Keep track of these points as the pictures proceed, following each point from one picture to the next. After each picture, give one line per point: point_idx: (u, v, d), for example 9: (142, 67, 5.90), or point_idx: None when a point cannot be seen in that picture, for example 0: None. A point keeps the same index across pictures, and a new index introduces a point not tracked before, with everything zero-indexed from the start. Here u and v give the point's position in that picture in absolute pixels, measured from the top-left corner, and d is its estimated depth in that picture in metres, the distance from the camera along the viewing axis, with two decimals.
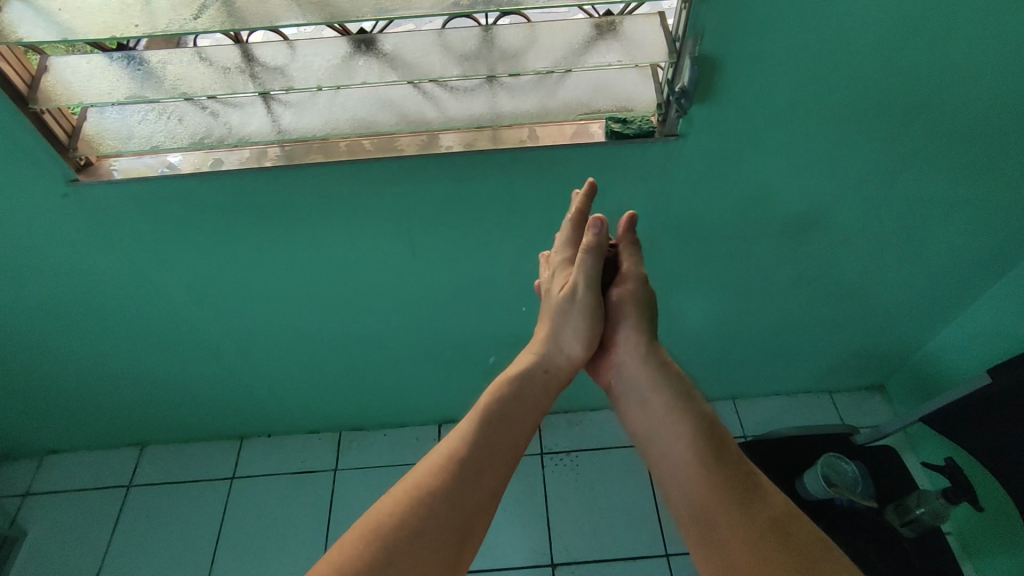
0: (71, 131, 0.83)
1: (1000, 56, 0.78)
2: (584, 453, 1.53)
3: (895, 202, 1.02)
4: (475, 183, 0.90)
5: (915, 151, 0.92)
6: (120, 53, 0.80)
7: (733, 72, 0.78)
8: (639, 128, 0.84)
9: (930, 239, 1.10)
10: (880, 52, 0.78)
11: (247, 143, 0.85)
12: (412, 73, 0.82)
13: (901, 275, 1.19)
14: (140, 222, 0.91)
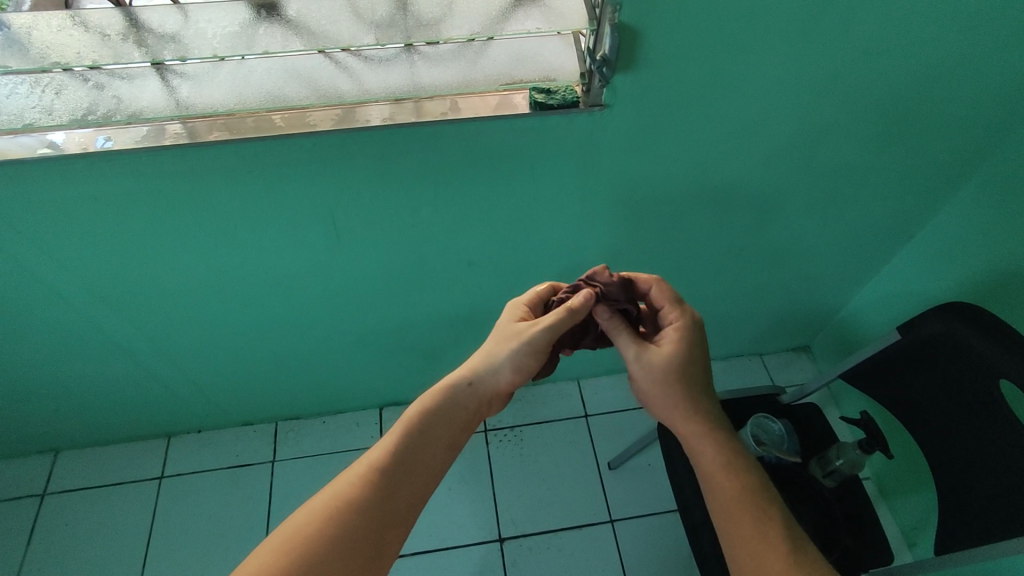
0: None
1: (904, 23, 0.81)
2: (528, 428, 1.53)
3: (815, 168, 1.05)
4: (397, 159, 0.85)
5: (830, 118, 0.95)
6: None
7: (656, 38, 0.77)
8: (563, 98, 0.81)
9: (846, 204, 1.15)
10: (795, 19, 0.78)
11: (140, 119, 0.77)
12: (319, 39, 0.76)
13: (822, 239, 1.24)
14: (21, 210, 0.82)
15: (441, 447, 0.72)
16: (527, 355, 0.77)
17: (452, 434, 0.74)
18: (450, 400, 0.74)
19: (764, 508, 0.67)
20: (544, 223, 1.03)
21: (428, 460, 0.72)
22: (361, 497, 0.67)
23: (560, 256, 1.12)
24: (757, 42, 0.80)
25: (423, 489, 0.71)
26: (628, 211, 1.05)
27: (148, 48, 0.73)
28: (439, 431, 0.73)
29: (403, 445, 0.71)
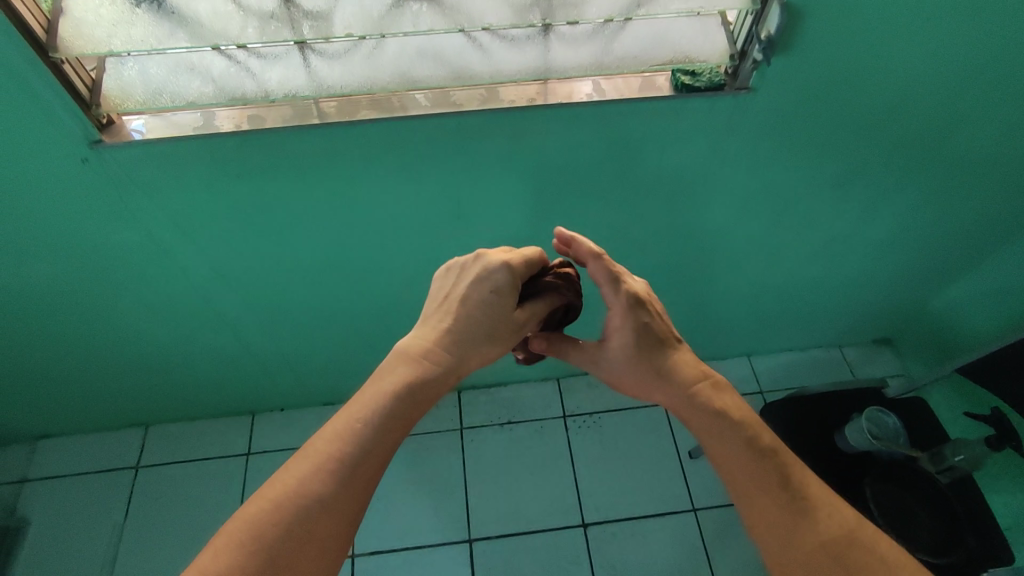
0: (91, 85, 0.75)
1: None
2: (607, 414, 1.53)
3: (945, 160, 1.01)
4: (532, 141, 0.85)
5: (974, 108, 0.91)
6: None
7: (816, 22, 0.75)
8: (709, 81, 0.80)
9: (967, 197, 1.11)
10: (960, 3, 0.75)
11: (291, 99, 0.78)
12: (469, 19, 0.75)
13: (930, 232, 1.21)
14: (167, 188, 0.84)
15: (371, 452, 0.59)
16: (462, 350, 0.67)
17: (390, 439, 0.60)
18: (387, 400, 0.61)
19: (760, 472, 0.62)
20: (659, 208, 1.02)
21: (360, 469, 0.58)
22: (276, 521, 0.54)
23: (666, 243, 1.11)
24: (917, 28, 0.77)
25: (358, 507, 0.58)
26: (744, 199, 1.03)
27: (298, 28, 0.73)
28: (372, 437, 0.59)
29: (323, 459, 0.57)
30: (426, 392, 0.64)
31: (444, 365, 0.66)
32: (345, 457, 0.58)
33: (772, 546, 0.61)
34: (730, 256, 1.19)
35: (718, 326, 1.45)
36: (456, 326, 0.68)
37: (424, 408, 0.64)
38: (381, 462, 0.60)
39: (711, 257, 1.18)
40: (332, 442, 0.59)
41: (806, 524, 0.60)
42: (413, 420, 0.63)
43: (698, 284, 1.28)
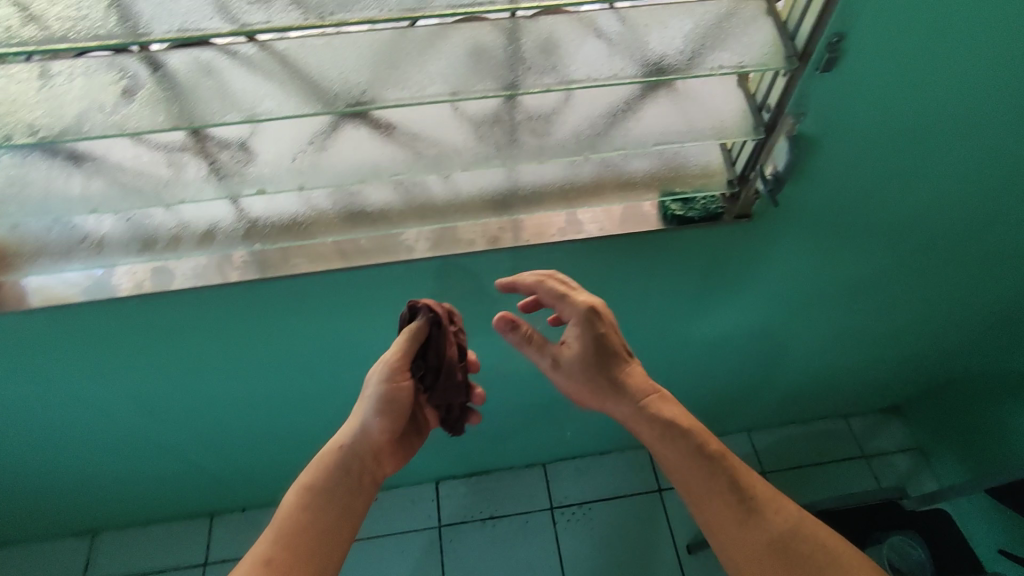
0: None
1: None
2: (598, 504, 1.39)
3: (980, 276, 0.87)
4: (497, 268, 0.72)
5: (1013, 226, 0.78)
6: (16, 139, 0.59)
7: (832, 149, 0.62)
8: (704, 210, 0.68)
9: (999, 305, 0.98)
10: (1009, 133, 0.62)
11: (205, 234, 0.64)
12: (416, 147, 0.62)
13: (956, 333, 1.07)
14: (65, 348, 0.70)
15: (308, 550, 0.58)
16: (372, 453, 0.67)
17: (328, 533, 0.60)
18: (312, 500, 0.61)
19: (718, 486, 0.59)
20: (648, 319, 0.89)
21: (300, 565, 0.57)
22: None
23: (658, 348, 0.98)
24: (953, 154, 0.64)
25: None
26: (747, 308, 0.90)
27: (225, 174, 0.60)
28: (304, 532, 0.59)
29: (258, 564, 0.55)
30: (354, 486, 0.64)
31: (363, 465, 0.66)
32: (280, 554, 0.57)
33: (733, 561, 0.58)
34: (730, 356, 1.06)
35: (718, 413, 1.32)
36: (359, 428, 0.68)
37: (359, 499, 0.63)
38: (320, 559, 0.58)
39: (709, 357, 1.05)
40: (266, 546, 0.57)
41: (740, 526, 0.58)
42: (350, 513, 0.62)
43: (695, 381, 1.15)
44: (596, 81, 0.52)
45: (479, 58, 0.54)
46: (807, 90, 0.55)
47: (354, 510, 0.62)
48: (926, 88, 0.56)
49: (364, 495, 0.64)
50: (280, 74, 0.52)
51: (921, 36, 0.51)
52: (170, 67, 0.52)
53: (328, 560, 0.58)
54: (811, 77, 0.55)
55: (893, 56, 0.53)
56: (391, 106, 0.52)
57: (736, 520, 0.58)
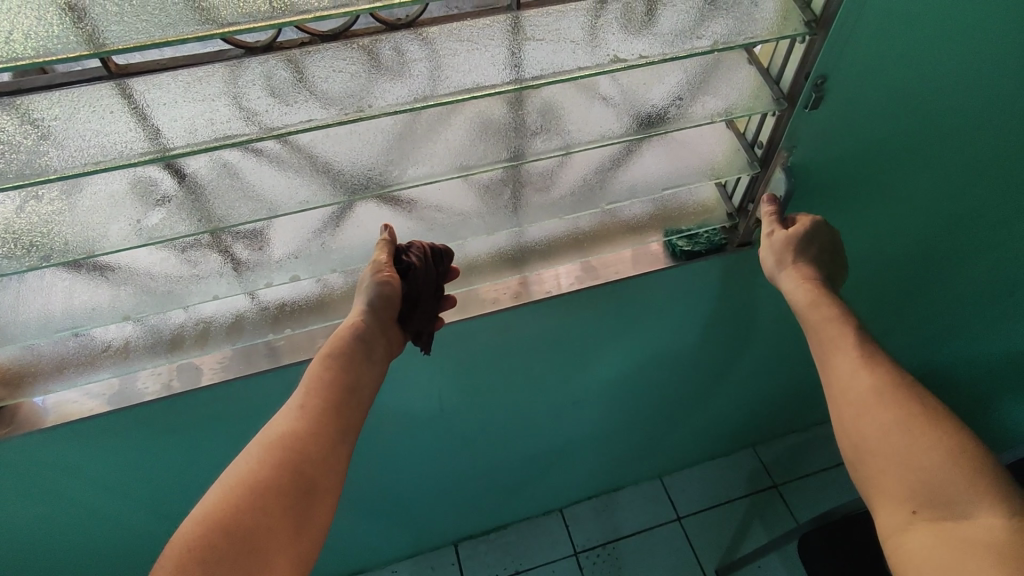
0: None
1: None
2: (621, 541, 1.37)
3: (960, 278, 0.92)
4: (515, 317, 0.74)
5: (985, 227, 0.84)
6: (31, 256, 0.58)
7: (818, 176, 0.67)
8: (709, 242, 0.72)
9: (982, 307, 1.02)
10: (972, 146, 0.68)
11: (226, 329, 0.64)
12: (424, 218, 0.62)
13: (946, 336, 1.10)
14: (83, 459, 0.67)
15: (299, 463, 0.47)
16: (356, 368, 0.55)
17: (322, 444, 0.49)
18: (302, 418, 0.50)
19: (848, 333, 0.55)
20: (658, 346, 0.92)
21: (291, 481, 0.46)
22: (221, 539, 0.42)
23: (668, 374, 1.01)
24: (924, 169, 0.70)
25: (304, 521, 0.46)
26: (749, 327, 0.94)
27: (247, 269, 0.60)
28: (294, 444, 0.48)
29: (245, 480, 0.45)
30: (344, 400, 0.53)
31: (351, 379, 0.54)
32: (268, 471, 0.46)
33: (837, 398, 0.53)
34: (736, 374, 1.09)
35: (725, 432, 1.35)
36: (342, 340, 0.55)
37: (351, 415, 0.53)
38: (315, 470, 0.47)
39: (715, 379, 1.08)
40: (251, 463, 0.47)
41: (847, 363, 0.53)
42: (341, 425, 0.52)
43: (704, 404, 1.17)
44: (606, 141, 0.56)
45: (489, 128, 0.57)
46: (793, 128, 0.59)
47: (346, 424, 0.52)
48: (896, 115, 0.61)
49: (357, 411, 0.54)
50: (307, 167, 0.54)
51: (894, 73, 0.57)
52: (197, 172, 0.54)
53: (323, 474, 0.48)
54: (799, 115, 0.58)
55: (870, 91, 0.58)
56: (416, 185, 0.54)
57: (839, 346, 0.54)
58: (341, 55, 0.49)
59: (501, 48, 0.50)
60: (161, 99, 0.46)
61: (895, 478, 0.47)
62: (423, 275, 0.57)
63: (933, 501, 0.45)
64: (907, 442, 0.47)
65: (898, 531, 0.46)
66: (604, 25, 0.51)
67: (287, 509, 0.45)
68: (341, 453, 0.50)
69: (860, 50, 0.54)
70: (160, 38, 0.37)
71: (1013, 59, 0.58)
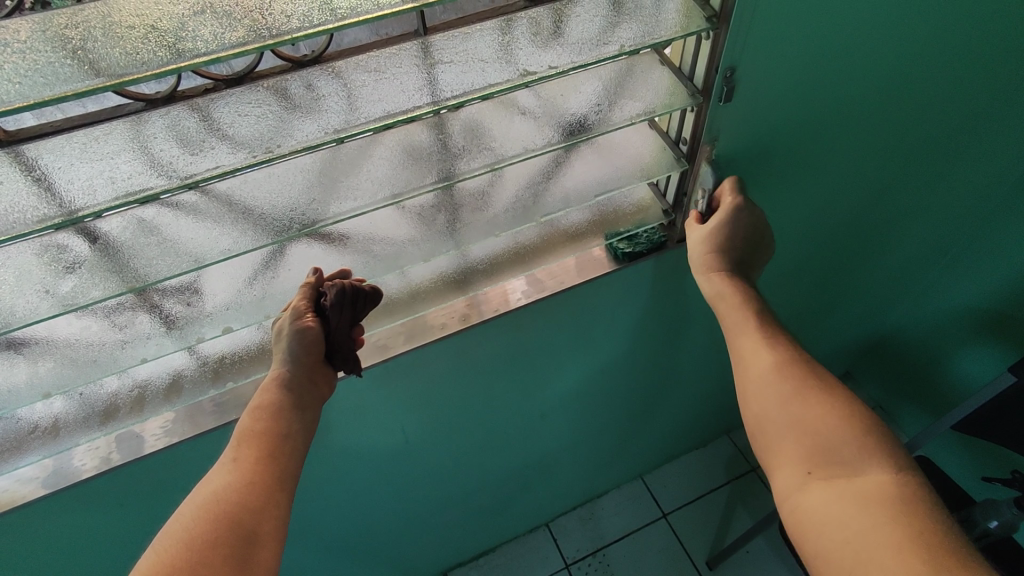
0: None
1: (987, 101, 0.75)
2: (610, 547, 1.36)
3: (892, 245, 0.96)
4: (468, 340, 0.74)
5: (908, 196, 0.87)
6: None
7: (742, 165, 0.68)
8: (648, 242, 0.72)
9: (917, 272, 1.06)
10: (879, 120, 0.71)
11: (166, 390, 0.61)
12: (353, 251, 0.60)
13: (889, 302, 1.14)
14: (22, 549, 0.63)
15: (235, 514, 0.44)
16: (288, 420, 0.53)
17: (258, 491, 0.47)
18: (236, 471, 0.48)
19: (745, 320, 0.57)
20: (616, 348, 0.92)
21: (228, 533, 0.43)
22: None
23: (631, 375, 1.02)
24: (840, 148, 0.73)
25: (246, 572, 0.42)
26: (702, 319, 0.96)
27: (177, 324, 0.57)
28: (229, 496, 0.45)
29: (175, 543, 0.42)
30: (280, 449, 0.51)
31: (284, 428, 0.53)
32: (205, 525, 0.43)
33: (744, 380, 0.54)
34: (699, 366, 1.11)
35: (697, 424, 1.36)
36: (273, 394, 0.54)
37: (287, 462, 0.51)
38: (252, 518, 0.45)
39: (679, 373, 1.09)
40: (183, 526, 0.44)
41: (750, 348, 0.56)
42: (279, 472, 0.49)
43: (672, 398, 1.18)
44: (532, 154, 0.56)
45: (413, 155, 0.56)
46: (712, 122, 0.61)
47: (285, 471, 0.50)
48: (804, 99, 0.63)
49: (292, 459, 0.52)
50: (228, 214, 0.52)
51: (798, 61, 0.59)
52: (110, 233, 0.51)
53: (262, 521, 0.45)
54: (715, 108, 0.59)
55: (779, 78, 0.60)
56: (343, 220, 0.53)
57: (749, 335, 0.57)
58: (246, 99, 0.47)
59: (411, 74, 0.50)
60: (55, 163, 0.44)
61: (797, 447, 0.49)
62: (339, 319, 0.55)
63: (833, 470, 0.46)
64: (808, 418, 0.49)
65: (798, 492, 0.47)
66: (512, 37, 0.51)
67: (228, 560, 0.42)
68: (279, 499, 0.48)
69: (761, 40, 0.55)
70: (36, 99, 0.36)
71: (904, 34, 0.61)
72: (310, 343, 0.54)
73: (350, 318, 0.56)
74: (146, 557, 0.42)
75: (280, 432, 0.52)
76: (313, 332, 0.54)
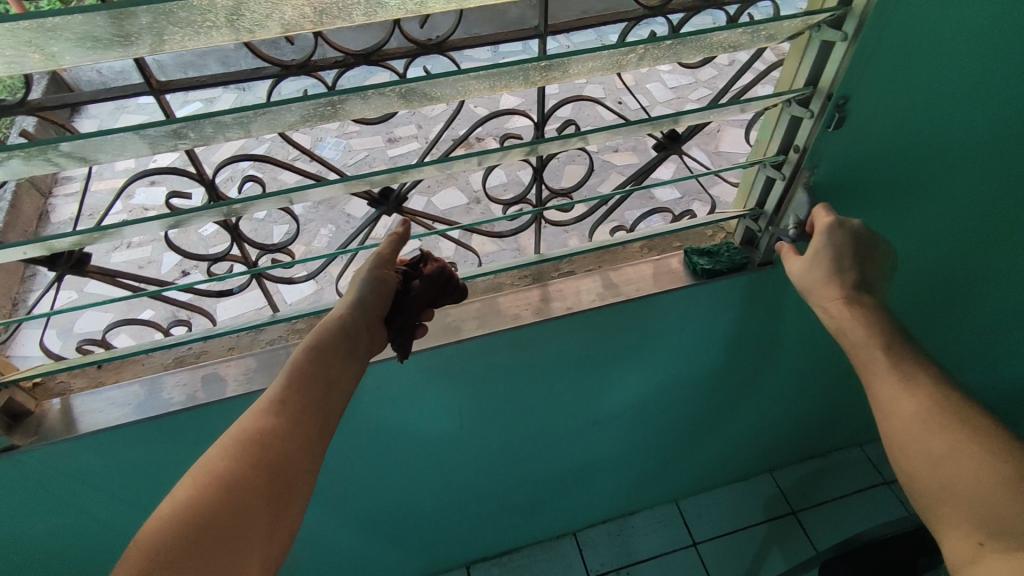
0: (30, 415, 0.62)
1: None
2: (636, 567, 1.34)
3: (980, 298, 0.92)
4: (536, 336, 0.75)
5: (1009, 250, 0.83)
6: (71, 258, 0.60)
7: (845, 197, 0.66)
8: (729, 260, 0.72)
9: (1003, 332, 1.01)
10: (992, 165, 0.68)
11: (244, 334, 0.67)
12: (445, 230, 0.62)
13: (967, 361, 1.09)
14: (101, 466, 0.67)
15: (269, 467, 0.47)
16: (339, 365, 0.53)
17: (295, 446, 0.49)
18: (277, 416, 0.49)
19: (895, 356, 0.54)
20: (676, 365, 0.92)
21: (262, 484, 0.46)
22: (188, 532, 0.42)
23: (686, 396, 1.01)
24: (946, 192, 0.70)
25: (275, 523, 0.46)
26: (767, 348, 0.94)
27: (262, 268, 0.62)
28: (265, 444, 0.48)
29: (211, 479, 0.45)
30: (322, 397, 0.52)
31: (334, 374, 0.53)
32: (237, 471, 0.46)
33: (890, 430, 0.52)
34: (756, 397, 1.08)
35: (742, 456, 1.33)
36: (336, 330, 0.54)
37: (327, 414, 0.52)
38: (286, 466, 0.48)
39: (733, 401, 1.07)
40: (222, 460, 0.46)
41: (900, 395, 0.52)
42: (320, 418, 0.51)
43: (722, 425, 1.16)
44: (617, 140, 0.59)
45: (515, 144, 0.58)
46: (816, 146, 0.60)
47: (321, 419, 0.51)
48: (918, 133, 0.62)
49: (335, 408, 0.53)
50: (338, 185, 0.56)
51: (916, 95, 0.58)
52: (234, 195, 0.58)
53: (291, 479, 0.48)
54: (822, 134, 0.59)
55: (893, 110, 0.59)
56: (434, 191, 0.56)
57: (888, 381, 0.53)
58: (380, 90, 0.51)
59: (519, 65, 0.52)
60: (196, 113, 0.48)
61: (945, 477, 0.48)
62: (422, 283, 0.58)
63: (998, 529, 0.45)
64: (968, 465, 0.47)
65: (967, 560, 0.45)
66: (640, 44, 0.53)
67: (256, 512, 0.45)
68: (313, 455, 0.50)
69: (881, 68, 0.54)
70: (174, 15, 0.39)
71: None
72: (382, 293, 0.56)
73: (431, 295, 0.58)
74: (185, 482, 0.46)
75: (329, 386, 0.52)
76: (385, 283, 0.56)
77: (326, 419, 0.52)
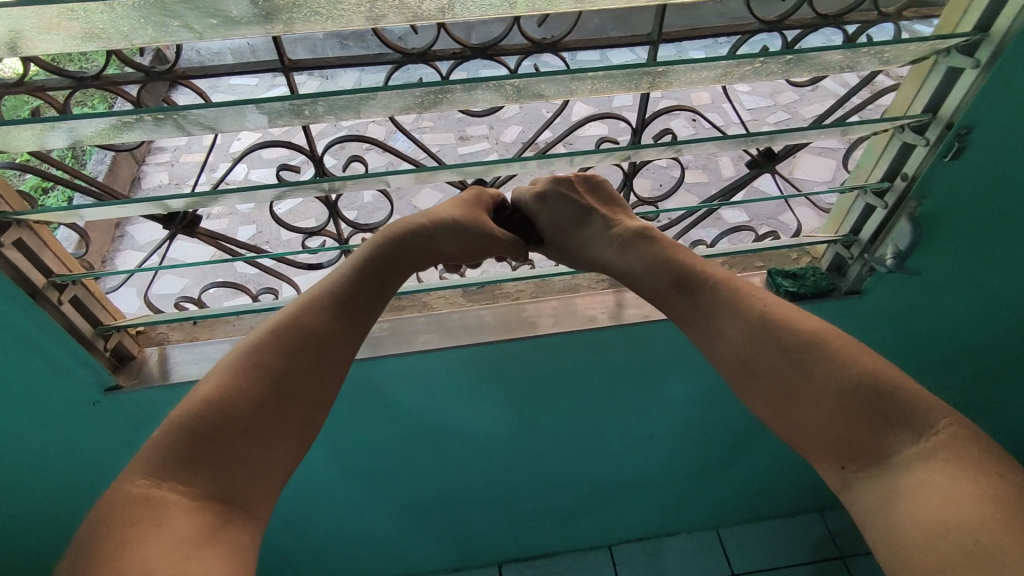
0: (129, 359, 0.66)
1: None
2: None
3: None
4: (607, 341, 0.75)
5: None
6: (183, 218, 0.65)
7: (952, 234, 0.63)
8: (815, 286, 0.70)
9: None
10: None
11: None
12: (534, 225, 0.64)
13: None
14: None
15: (264, 367, 0.50)
16: (374, 278, 0.57)
17: (294, 355, 0.51)
18: (291, 323, 0.53)
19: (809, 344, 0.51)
20: None
21: (252, 385, 0.49)
22: (183, 420, 0.47)
23: (741, 417, 0.99)
24: None
25: (264, 429, 0.49)
26: None
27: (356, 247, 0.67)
28: (266, 348, 0.51)
29: (215, 387, 0.49)
30: (340, 307, 0.55)
31: (349, 292, 0.55)
32: (241, 376, 0.50)
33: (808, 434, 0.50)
34: None
35: (793, 492, 1.29)
36: (377, 248, 0.58)
37: (335, 330, 0.53)
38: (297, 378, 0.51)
39: None
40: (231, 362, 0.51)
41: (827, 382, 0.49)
42: (339, 331, 0.54)
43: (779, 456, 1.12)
44: (714, 147, 0.59)
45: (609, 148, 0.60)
46: (928, 175, 0.58)
47: (333, 328, 0.54)
48: None
49: (349, 324, 0.54)
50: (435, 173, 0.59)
51: None
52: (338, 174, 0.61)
53: (281, 381, 0.50)
54: (936, 163, 0.57)
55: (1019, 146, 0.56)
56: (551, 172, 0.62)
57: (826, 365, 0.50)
58: (489, 84, 0.53)
59: (626, 74, 0.53)
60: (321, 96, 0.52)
61: (847, 445, 0.48)
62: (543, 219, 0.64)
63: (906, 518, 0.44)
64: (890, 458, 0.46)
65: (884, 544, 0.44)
66: (757, 57, 0.52)
67: (252, 412, 0.48)
68: (308, 361, 0.52)
69: (1012, 100, 0.52)
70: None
71: None
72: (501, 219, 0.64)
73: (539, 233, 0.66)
74: (202, 388, 0.50)
75: (345, 300, 0.55)
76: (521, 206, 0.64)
77: (332, 330, 0.53)
